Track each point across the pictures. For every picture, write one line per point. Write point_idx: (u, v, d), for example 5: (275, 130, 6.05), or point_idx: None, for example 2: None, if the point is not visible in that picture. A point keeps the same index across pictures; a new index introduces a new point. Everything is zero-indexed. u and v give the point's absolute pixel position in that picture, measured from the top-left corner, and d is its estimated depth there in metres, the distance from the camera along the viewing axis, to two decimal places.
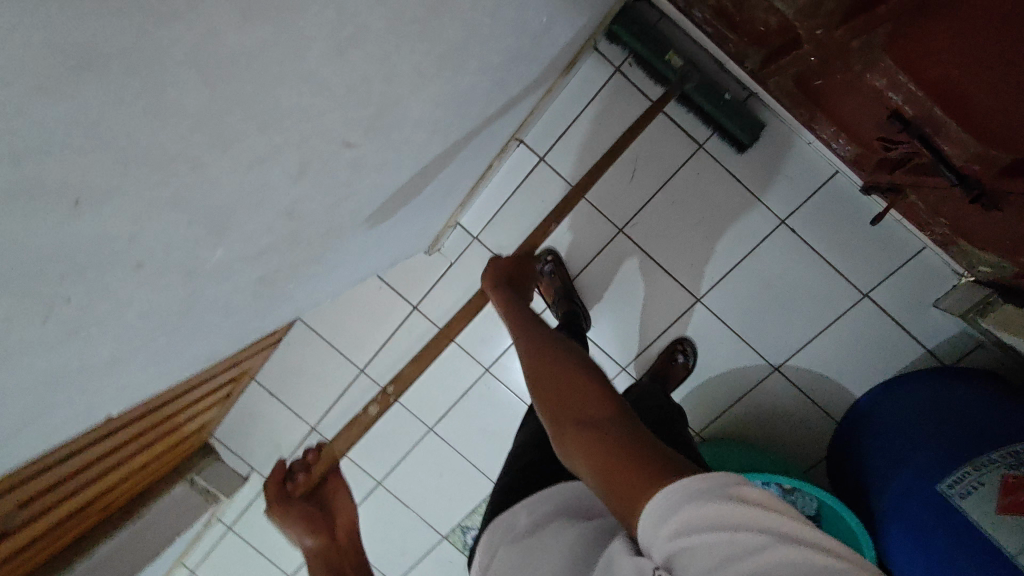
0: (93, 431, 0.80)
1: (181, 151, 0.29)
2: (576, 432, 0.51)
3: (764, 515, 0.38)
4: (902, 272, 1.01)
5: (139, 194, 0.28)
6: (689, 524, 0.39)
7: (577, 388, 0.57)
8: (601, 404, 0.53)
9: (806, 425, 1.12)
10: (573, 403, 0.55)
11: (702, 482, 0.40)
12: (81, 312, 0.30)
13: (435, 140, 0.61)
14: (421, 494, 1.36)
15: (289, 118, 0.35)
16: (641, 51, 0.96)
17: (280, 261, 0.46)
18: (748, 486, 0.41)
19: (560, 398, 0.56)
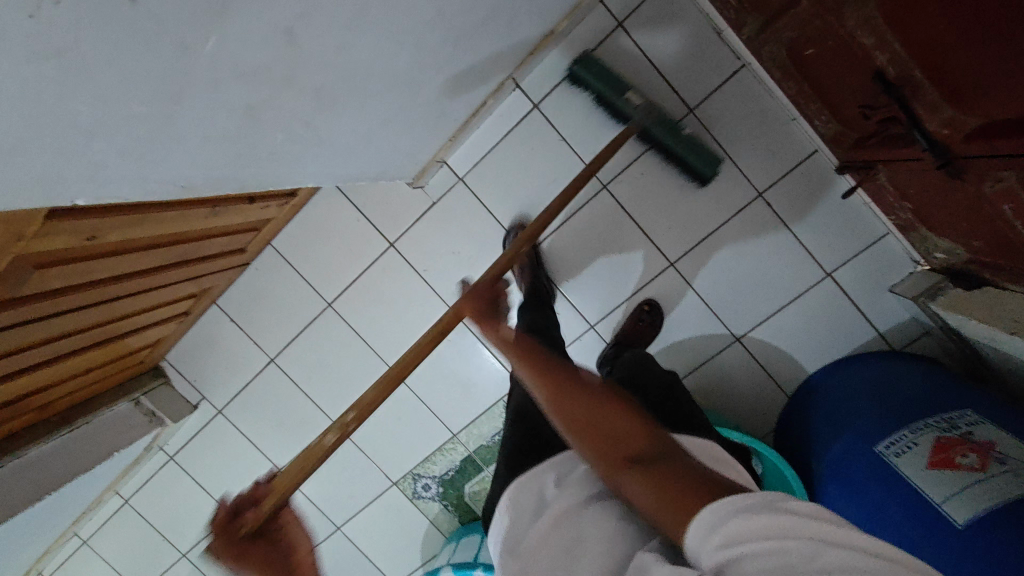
0: (43, 306, 0.77)
1: None
2: (628, 469, 0.51)
3: (811, 525, 0.39)
4: (864, 255, 1.06)
5: None
6: (738, 533, 0.40)
7: (612, 419, 0.56)
8: (644, 436, 0.53)
9: (759, 397, 1.16)
10: (615, 436, 0.54)
11: (747, 496, 0.43)
12: (77, 80, 0.29)
13: (439, 31, 0.61)
14: (376, 437, 1.35)
15: None
16: (599, 89, 1.01)
17: (273, 105, 0.46)
18: (794, 503, 0.42)
19: (599, 428, 0.55)
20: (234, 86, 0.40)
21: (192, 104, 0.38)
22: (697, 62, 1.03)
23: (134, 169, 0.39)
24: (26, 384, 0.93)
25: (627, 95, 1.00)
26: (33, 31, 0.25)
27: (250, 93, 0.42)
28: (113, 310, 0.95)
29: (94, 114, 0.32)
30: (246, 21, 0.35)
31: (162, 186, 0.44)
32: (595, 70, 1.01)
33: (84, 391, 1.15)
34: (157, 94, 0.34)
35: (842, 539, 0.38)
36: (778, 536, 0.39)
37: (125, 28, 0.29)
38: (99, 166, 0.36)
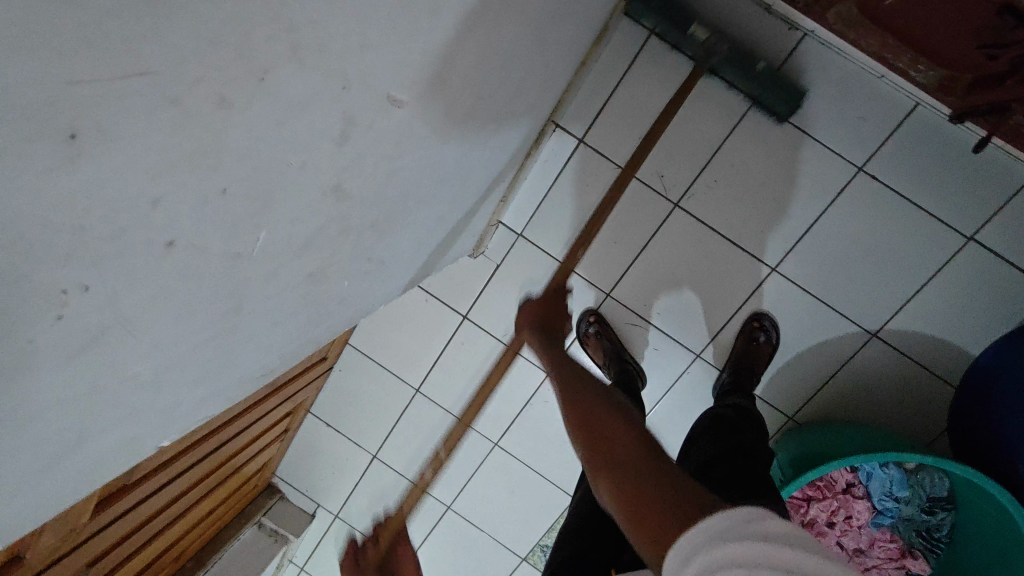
0: (156, 480, 0.76)
1: (230, 139, 0.23)
2: (610, 471, 0.50)
3: (772, 547, 0.38)
4: (1011, 206, 0.89)
5: (185, 201, 0.22)
6: (707, 561, 0.39)
7: (607, 425, 0.55)
8: (630, 441, 0.52)
9: (917, 394, 1.00)
10: (602, 438, 0.53)
11: (710, 525, 0.41)
12: (124, 357, 0.24)
13: (479, 114, 0.54)
14: (495, 514, 1.28)
15: (341, 85, 0.28)
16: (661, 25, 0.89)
17: (332, 259, 0.40)
18: (768, 524, 0.40)
19: (592, 431, 0.55)
20: (292, 265, 0.35)
21: (254, 303, 0.33)
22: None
23: (216, 385, 0.34)
24: (159, 544, 0.95)
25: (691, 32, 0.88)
26: (65, 330, 0.20)
27: (308, 265, 0.37)
28: (220, 454, 0.96)
29: (158, 366, 0.27)
30: (292, 203, 0.30)
31: (245, 383, 0.39)
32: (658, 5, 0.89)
33: (210, 531, 1.16)
34: (217, 315, 0.29)
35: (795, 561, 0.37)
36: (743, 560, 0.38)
37: (167, 272, 0.23)
38: (177, 403, 0.31)
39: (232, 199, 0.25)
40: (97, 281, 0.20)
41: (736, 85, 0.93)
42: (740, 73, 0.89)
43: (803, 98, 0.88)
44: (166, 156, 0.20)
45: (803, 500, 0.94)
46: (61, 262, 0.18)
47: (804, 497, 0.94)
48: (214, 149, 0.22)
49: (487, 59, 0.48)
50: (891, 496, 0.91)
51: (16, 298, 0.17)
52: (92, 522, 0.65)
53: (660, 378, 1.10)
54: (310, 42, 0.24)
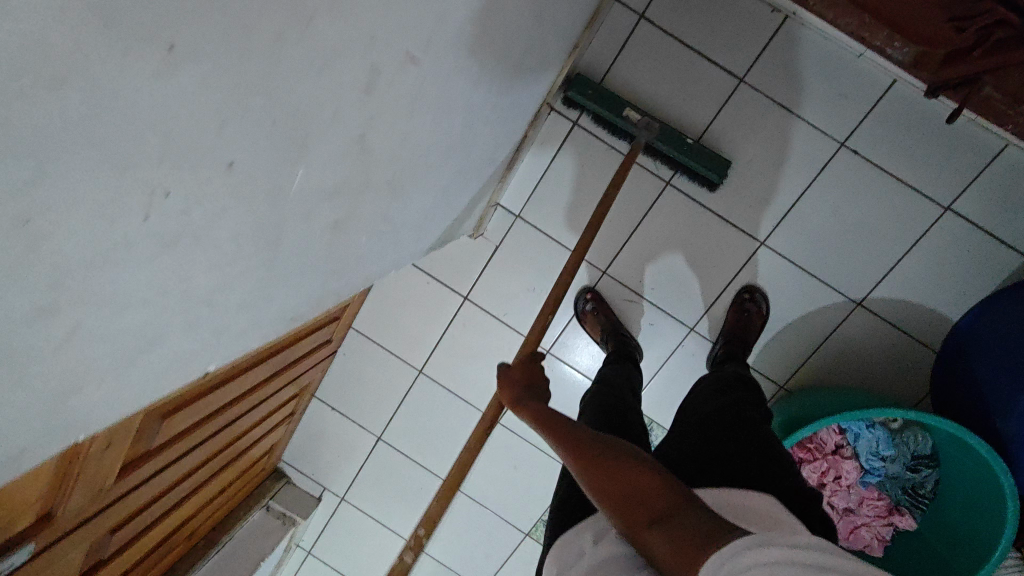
0: (174, 450, 0.79)
1: (284, 72, 0.26)
2: (654, 534, 0.46)
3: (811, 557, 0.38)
4: (985, 176, 0.94)
5: (246, 124, 0.25)
6: (740, 565, 0.39)
7: (625, 476, 0.50)
8: (662, 494, 0.48)
9: (901, 359, 1.04)
10: (630, 495, 0.49)
11: (759, 549, 0.39)
12: (189, 267, 0.27)
13: (483, 84, 0.57)
14: (498, 491, 1.32)
15: (372, 35, 0.31)
16: (597, 109, 0.97)
17: (354, 210, 0.44)
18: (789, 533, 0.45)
19: (614, 486, 0.50)
20: (322, 210, 0.38)
21: (290, 240, 0.36)
22: (672, 62, 0.99)
23: (254, 317, 0.38)
24: (173, 520, 0.97)
25: (627, 113, 0.97)
26: (152, 229, 0.23)
27: (336, 211, 0.40)
28: (232, 431, 0.98)
29: (212, 285, 0.30)
30: (327, 144, 0.33)
31: (276, 324, 0.42)
32: (591, 91, 0.97)
33: (220, 512, 1.19)
34: (261, 245, 0.33)
35: None
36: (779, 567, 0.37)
37: (228, 192, 0.27)
38: (223, 328, 0.34)
39: (281, 131, 0.28)
40: (177, 187, 0.23)
41: (723, 66, 0.97)
42: (674, 146, 0.97)
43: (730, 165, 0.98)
44: (235, 78, 0.23)
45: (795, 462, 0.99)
46: (153, 164, 0.22)
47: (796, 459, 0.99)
48: (271, 78, 0.25)
49: (491, 29, 0.51)
50: (878, 455, 0.96)
51: (118, 187, 0.21)
52: (117, 484, 0.68)
53: (656, 351, 1.14)
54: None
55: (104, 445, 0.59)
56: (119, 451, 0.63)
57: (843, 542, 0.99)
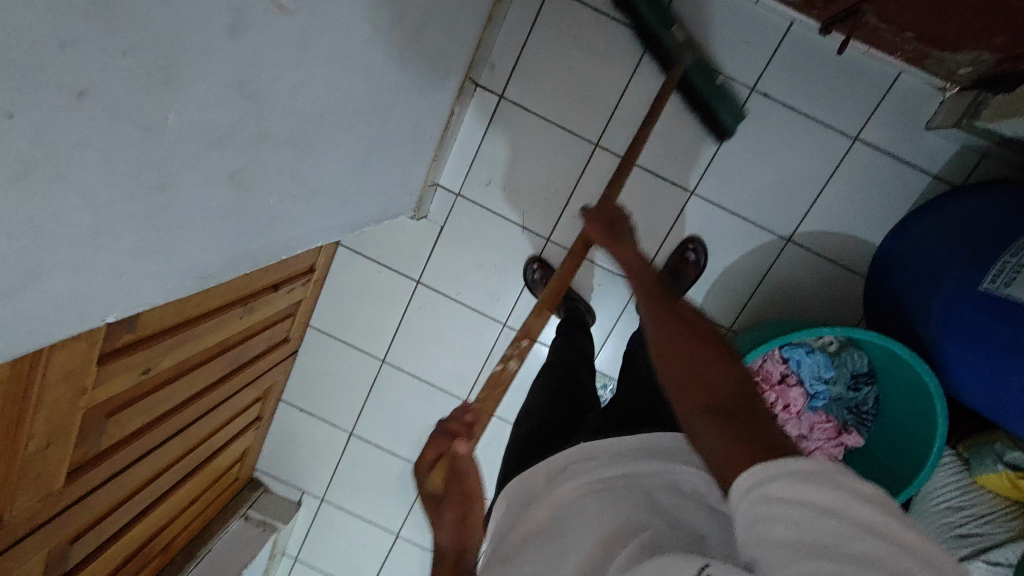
0: (130, 452, 0.79)
1: (129, 4, 0.28)
2: (706, 414, 0.53)
3: (856, 504, 0.40)
4: (885, 105, 1.01)
5: (92, 54, 0.27)
6: (782, 493, 0.42)
7: (709, 373, 0.57)
8: (734, 394, 0.54)
9: (834, 289, 1.10)
10: (704, 382, 0.56)
11: (809, 460, 0.43)
12: (53, 199, 0.29)
13: (381, 48, 0.60)
14: (475, 471, 1.34)
15: None
16: (648, 18, 0.96)
17: (253, 165, 0.45)
18: (860, 484, 0.41)
19: (696, 371, 0.58)
20: (209, 159, 0.40)
21: (179, 187, 0.38)
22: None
23: (149, 269, 0.39)
24: (141, 530, 0.96)
25: (673, 30, 0.96)
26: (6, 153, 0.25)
27: (228, 167, 0.42)
28: (193, 433, 0.98)
29: (88, 226, 0.32)
30: (198, 87, 0.35)
31: (181, 281, 0.44)
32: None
33: (196, 524, 1.18)
34: (143, 187, 0.35)
35: (874, 519, 0.39)
36: (818, 510, 0.40)
37: (83, 119, 0.28)
38: (117, 273, 0.36)
39: (135, 65, 0.30)
40: (22, 112, 0.25)
41: (633, 26, 1.02)
42: (703, 80, 0.99)
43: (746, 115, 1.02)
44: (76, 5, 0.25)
45: None
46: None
47: None
48: (112, 1, 0.27)
49: None
50: (821, 378, 1.02)
51: None
52: (68, 488, 0.68)
53: (607, 311, 1.17)
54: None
55: (44, 441, 0.59)
56: (66, 450, 0.63)
57: None
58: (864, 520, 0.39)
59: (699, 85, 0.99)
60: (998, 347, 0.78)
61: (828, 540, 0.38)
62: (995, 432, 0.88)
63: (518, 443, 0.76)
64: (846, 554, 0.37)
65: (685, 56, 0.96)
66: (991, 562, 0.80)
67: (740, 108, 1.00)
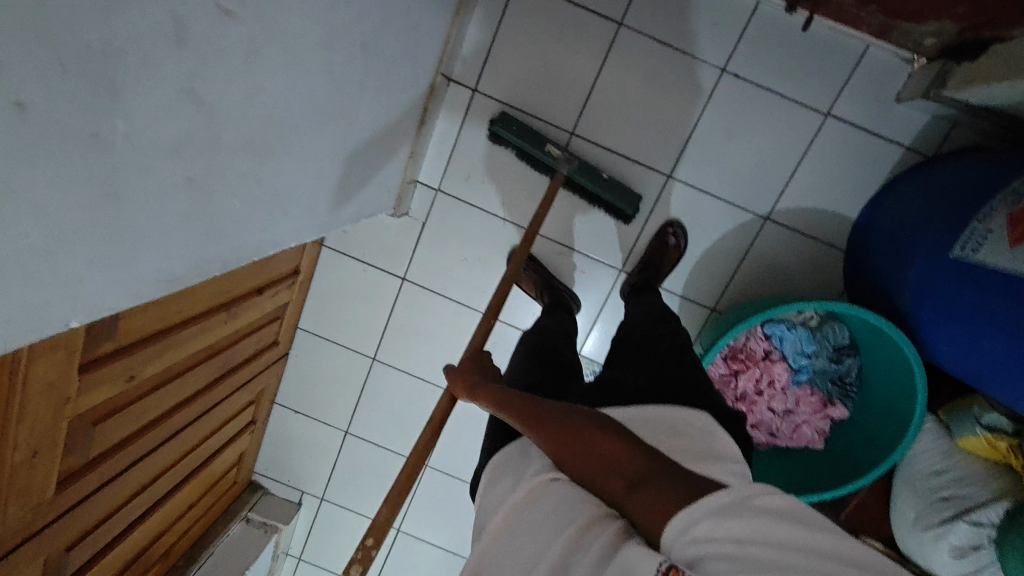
0: (122, 458, 0.80)
1: (67, 19, 0.29)
2: (634, 496, 0.47)
3: (772, 522, 0.41)
4: (856, 79, 1.01)
5: (32, 68, 0.28)
6: (709, 530, 0.42)
7: (589, 442, 0.51)
8: (635, 455, 0.49)
9: (815, 264, 1.11)
10: (604, 465, 0.50)
11: (721, 493, 0.43)
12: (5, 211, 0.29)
13: (342, 47, 0.60)
14: (471, 463, 1.35)
15: None
16: (520, 143, 1.03)
17: (213, 168, 0.46)
18: (770, 497, 0.43)
19: (589, 459, 0.51)
20: (165, 164, 0.41)
21: (133, 193, 0.39)
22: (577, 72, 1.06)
23: (110, 274, 0.40)
24: (139, 537, 0.97)
25: (546, 146, 1.03)
26: None
27: (184, 170, 0.43)
28: (188, 436, 1.00)
29: (42, 234, 0.33)
30: (145, 93, 0.36)
31: (148, 285, 0.45)
32: (517, 127, 1.03)
33: (196, 529, 1.20)
34: (98, 193, 0.36)
35: (791, 537, 0.40)
36: (746, 539, 0.41)
37: (29, 131, 0.29)
38: (76, 280, 0.37)
39: (74, 75, 0.31)
40: None
41: (601, 13, 1.03)
42: (591, 180, 1.04)
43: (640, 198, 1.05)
44: (13, 23, 0.26)
45: (732, 374, 1.05)
46: None
47: (731, 371, 1.05)
48: (50, 17, 0.28)
49: None
50: (804, 353, 1.03)
51: None
52: (59, 497, 0.69)
53: (592, 297, 1.18)
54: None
55: (30, 452, 0.60)
56: (53, 459, 0.64)
57: (788, 441, 1.06)
58: (781, 540, 0.40)
59: (589, 185, 1.04)
60: (971, 311, 0.79)
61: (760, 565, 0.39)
62: (972, 396, 0.89)
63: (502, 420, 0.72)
64: None
65: (565, 167, 1.03)
66: (974, 523, 0.82)
67: (633, 194, 1.04)
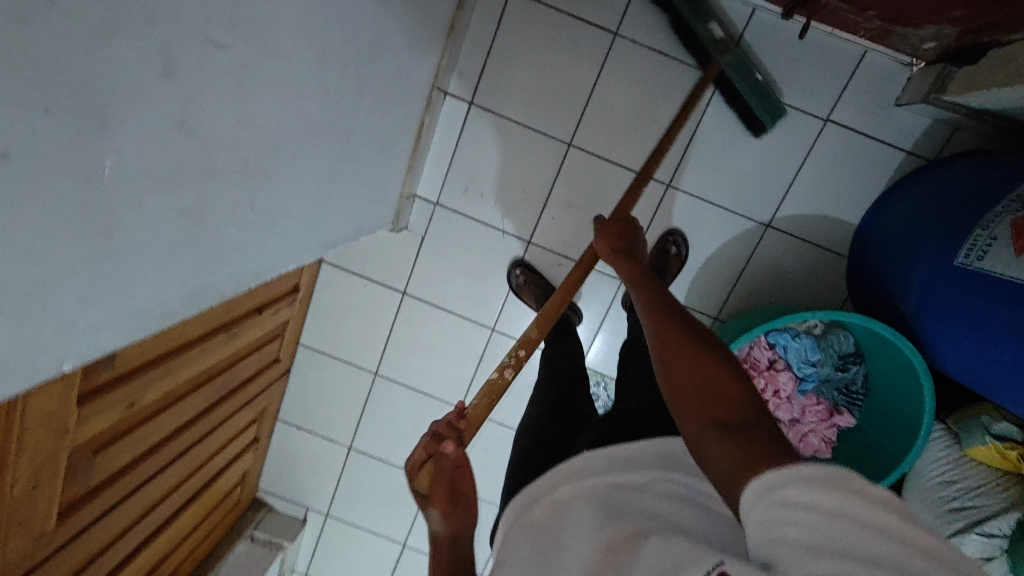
0: (124, 485, 0.80)
1: (53, 64, 0.28)
2: (720, 433, 0.51)
3: (868, 508, 0.40)
4: (854, 84, 1.00)
5: (18, 116, 0.27)
6: (796, 495, 0.41)
7: (710, 379, 0.56)
8: (744, 408, 0.53)
9: (818, 271, 1.10)
10: (718, 396, 0.54)
11: (822, 466, 0.43)
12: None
13: (335, 70, 0.60)
14: (477, 476, 1.34)
15: (160, 22, 0.34)
16: (686, 14, 0.96)
17: (207, 200, 0.46)
18: (870, 485, 0.42)
19: (694, 378, 0.56)
20: (156, 199, 0.40)
21: (125, 231, 0.38)
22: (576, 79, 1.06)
23: (103, 312, 0.39)
24: (145, 559, 0.96)
25: (709, 26, 0.96)
26: None
27: (176, 204, 0.42)
28: (192, 457, 0.99)
29: (32, 279, 0.32)
30: (134, 131, 0.35)
31: (141, 320, 0.44)
32: None
33: (202, 548, 1.19)
34: (88, 233, 0.35)
35: (884, 526, 0.39)
36: (830, 513, 0.40)
37: (15, 180, 0.29)
38: (67, 322, 0.36)
39: (62, 119, 0.30)
40: None
41: (597, 24, 1.02)
42: (742, 77, 0.98)
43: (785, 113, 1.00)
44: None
45: None
46: None
47: None
48: (35, 63, 0.27)
49: (329, 9, 0.54)
50: (809, 361, 1.02)
51: None
52: (60, 528, 0.68)
53: (593, 308, 1.18)
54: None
55: (30, 485, 0.59)
56: (54, 490, 0.64)
57: (796, 451, 1.05)
58: (870, 526, 0.39)
59: (737, 83, 0.98)
60: (977, 319, 0.78)
61: (839, 544, 0.39)
62: (981, 405, 0.88)
63: (518, 457, 0.76)
64: (857, 557, 0.38)
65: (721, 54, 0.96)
66: (985, 534, 0.81)
67: (781, 106, 1.00)
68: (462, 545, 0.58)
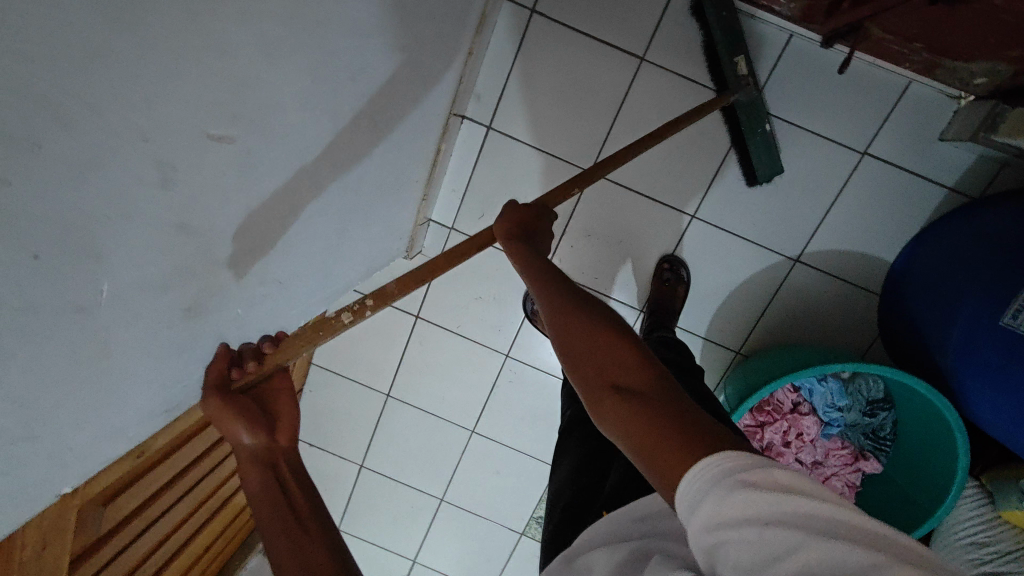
0: (138, 523, 0.79)
1: (44, 211, 0.26)
2: (620, 409, 0.48)
3: (792, 502, 0.37)
4: (895, 115, 0.95)
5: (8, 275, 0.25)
6: (718, 515, 0.38)
7: (612, 351, 0.52)
8: (647, 376, 0.50)
9: (847, 308, 1.06)
10: (619, 366, 0.51)
11: (734, 454, 0.41)
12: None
13: (351, 130, 0.57)
14: (486, 498, 1.33)
15: (165, 136, 0.32)
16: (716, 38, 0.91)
17: (209, 290, 0.44)
18: (776, 471, 0.40)
19: (597, 353, 0.52)
20: (158, 303, 0.38)
21: (124, 344, 0.36)
22: (601, 107, 1.01)
23: (100, 423, 0.38)
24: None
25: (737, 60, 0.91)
26: None
27: (178, 301, 0.40)
28: (207, 482, 0.99)
29: (26, 421, 0.30)
30: (135, 246, 0.33)
31: (142, 413, 0.43)
32: (724, 19, 0.90)
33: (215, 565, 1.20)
34: (83, 360, 0.33)
35: (810, 518, 0.37)
36: (760, 523, 0.37)
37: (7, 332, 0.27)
38: (64, 444, 0.35)
39: (53, 262, 0.28)
40: None
41: (623, 48, 0.98)
42: (748, 121, 0.95)
43: (780, 171, 0.98)
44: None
45: (758, 426, 1.00)
46: None
47: (757, 423, 1.00)
48: (28, 222, 0.25)
49: (345, 74, 0.50)
50: (834, 406, 0.98)
51: None
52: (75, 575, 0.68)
53: None
54: (121, 96, 0.27)
55: (40, 545, 0.59)
56: (66, 541, 0.63)
57: None
58: (802, 525, 0.36)
59: (744, 128, 0.96)
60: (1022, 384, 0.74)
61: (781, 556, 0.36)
62: (1020, 466, 0.83)
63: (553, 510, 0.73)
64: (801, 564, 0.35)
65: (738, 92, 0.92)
66: None
67: (779, 165, 0.97)
68: (264, 459, 0.58)
